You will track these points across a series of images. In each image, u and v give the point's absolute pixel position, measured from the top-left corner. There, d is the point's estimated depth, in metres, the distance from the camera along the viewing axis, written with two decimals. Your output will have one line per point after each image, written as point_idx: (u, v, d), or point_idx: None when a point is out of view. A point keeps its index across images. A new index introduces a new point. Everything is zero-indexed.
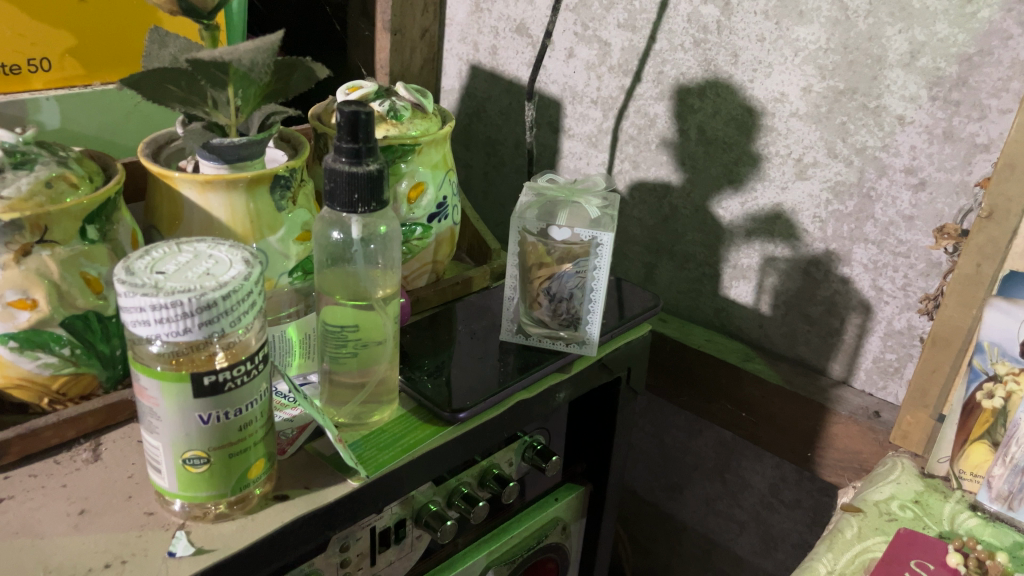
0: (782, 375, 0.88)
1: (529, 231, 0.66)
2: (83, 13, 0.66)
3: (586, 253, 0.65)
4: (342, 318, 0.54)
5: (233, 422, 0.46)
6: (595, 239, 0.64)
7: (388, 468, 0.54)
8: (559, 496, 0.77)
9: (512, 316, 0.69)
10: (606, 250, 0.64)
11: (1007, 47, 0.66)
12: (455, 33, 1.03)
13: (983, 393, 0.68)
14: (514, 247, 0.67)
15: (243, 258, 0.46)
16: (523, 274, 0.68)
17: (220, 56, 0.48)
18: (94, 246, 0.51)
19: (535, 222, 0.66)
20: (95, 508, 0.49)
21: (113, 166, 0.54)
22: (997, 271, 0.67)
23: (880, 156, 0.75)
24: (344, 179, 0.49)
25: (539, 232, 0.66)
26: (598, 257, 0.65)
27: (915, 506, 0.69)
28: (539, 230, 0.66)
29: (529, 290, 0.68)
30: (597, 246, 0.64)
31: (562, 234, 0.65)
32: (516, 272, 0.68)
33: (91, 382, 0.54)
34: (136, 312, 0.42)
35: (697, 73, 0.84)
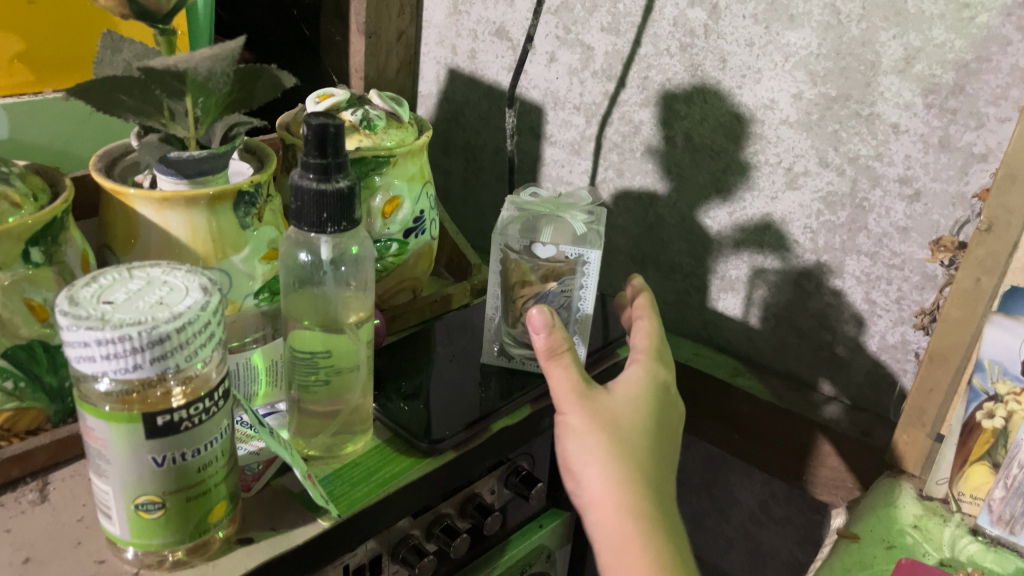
0: (772, 391, 0.85)
1: (511, 248, 0.63)
2: (33, 16, 0.62)
3: (572, 271, 0.62)
4: (311, 344, 0.51)
5: (191, 463, 0.42)
6: (581, 257, 0.61)
7: (362, 506, 0.50)
8: (544, 522, 0.73)
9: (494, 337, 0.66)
10: (594, 268, 0.61)
11: (1007, 54, 0.63)
12: (432, 35, 0.99)
13: (983, 412, 0.66)
14: (496, 264, 0.64)
15: (200, 285, 0.42)
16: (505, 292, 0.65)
17: (174, 65, 0.44)
18: (39, 270, 0.47)
19: (518, 239, 0.62)
20: (40, 555, 0.45)
21: (61, 182, 0.50)
22: (998, 286, 0.64)
23: (873, 165, 0.72)
24: (311, 197, 0.45)
25: (521, 249, 0.63)
26: (586, 276, 0.62)
27: (914, 531, 0.67)
28: (522, 247, 0.62)
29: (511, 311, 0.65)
30: (584, 264, 0.62)
31: (547, 252, 0.62)
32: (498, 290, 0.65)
33: (38, 417, 0.50)
34: (80, 347, 0.38)
35: (684, 78, 0.81)
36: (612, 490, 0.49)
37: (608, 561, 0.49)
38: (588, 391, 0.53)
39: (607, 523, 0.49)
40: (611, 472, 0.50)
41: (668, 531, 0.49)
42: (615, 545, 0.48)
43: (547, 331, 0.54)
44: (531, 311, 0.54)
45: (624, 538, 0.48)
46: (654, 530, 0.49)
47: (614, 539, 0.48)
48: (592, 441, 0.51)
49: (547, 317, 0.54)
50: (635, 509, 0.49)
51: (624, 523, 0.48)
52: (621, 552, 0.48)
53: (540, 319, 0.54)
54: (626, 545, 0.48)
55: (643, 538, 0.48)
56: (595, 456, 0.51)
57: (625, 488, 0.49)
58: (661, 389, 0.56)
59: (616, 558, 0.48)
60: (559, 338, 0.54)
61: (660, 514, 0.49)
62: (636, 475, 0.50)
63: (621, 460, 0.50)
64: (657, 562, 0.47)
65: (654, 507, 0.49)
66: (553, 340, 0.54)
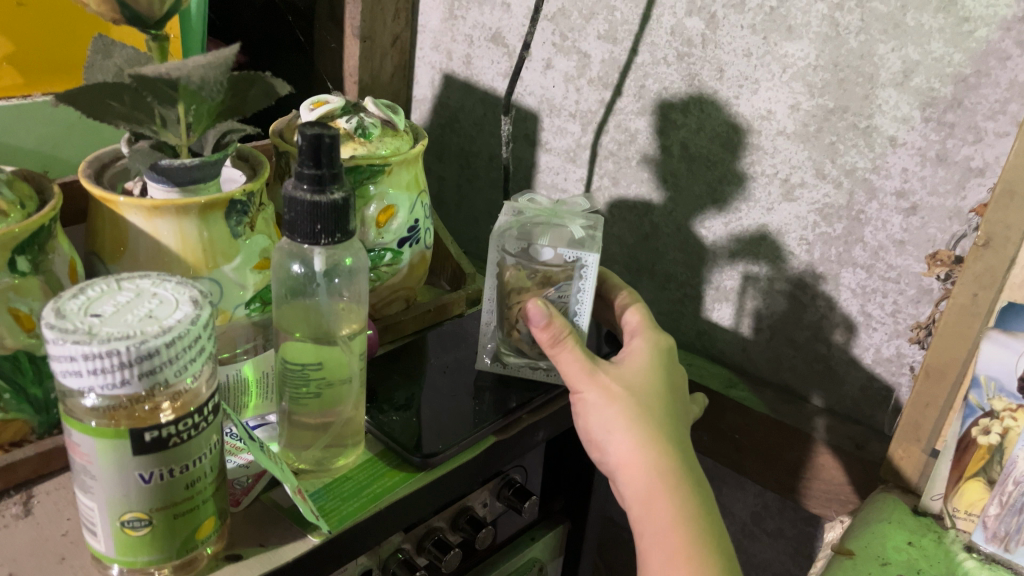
0: (767, 403, 0.85)
1: (509, 252, 0.62)
2: (22, 18, 0.61)
3: (569, 275, 0.61)
4: (302, 356, 0.50)
5: (179, 480, 0.42)
6: (579, 260, 0.61)
7: (353, 522, 0.50)
8: (536, 535, 0.73)
9: (489, 343, 0.66)
10: (591, 272, 0.60)
11: (1006, 68, 0.63)
12: (427, 40, 0.98)
13: (979, 429, 0.65)
14: (493, 268, 0.63)
15: (191, 297, 0.41)
16: (501, 297, 0.64)
17: (166, 73, 0.43)
18: (25, 280, 0.46)
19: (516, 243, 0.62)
20: (24, 571, 0.44)
21: (49, 189, 0.49)
22: (995, 301, 0.64)
23: (870, 178, 0.72)
24: (305, 209, 0.45)
25: (519, 253, 0.62)
26: (583, 283, 0.61)
27: (910, 547, 0.66)
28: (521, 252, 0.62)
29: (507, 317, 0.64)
30: (582, 268, 0.61)
31: (545, 254, 0.61)
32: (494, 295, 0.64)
33: (22, 428, 0.49)
34: (66, 362, 0.37)
35: (680, 88, 0.80)
36: (634, 454, 0.52)
37: (638, 518, 0.51)
38: (598, 366, 0.56)
39: (634, 484, 0.52)
40: (631, 435, 0.53)
41: (692, 479, 0.52)
42: (643, 503, 0.51)
43: (545, 322, 0.57)
44: (528, 304, 0.58)
45: (652, 494, 0.51)
46: (679, 480, 0.51)
47: (641, 497, 0.51)
48: (612, 410, 0.54)
49: (543, 307, 0.57)
50: (658, 465, 0.52)
51: (649, 479, 0.51)
52: (651, 507, 0.51)
53: (537, 311, 0.57)
54: (654, 500, 0.51)
55: (671, 488, 0.51)
56: (616, 422, 0.53)
57: (646, 449, 0.52)
58: (667, 353, 0.59)
59: (646, 511, 0.51)
60: (559, 326, 0.57)
61: (682, 464, 0.52)
62: (656, 434, 0.53)
63: (639, 424, 0.53)
64: (685, 509, 0.50)
65: (676, 460, 0.52)
66: (553, 329, 0.57)
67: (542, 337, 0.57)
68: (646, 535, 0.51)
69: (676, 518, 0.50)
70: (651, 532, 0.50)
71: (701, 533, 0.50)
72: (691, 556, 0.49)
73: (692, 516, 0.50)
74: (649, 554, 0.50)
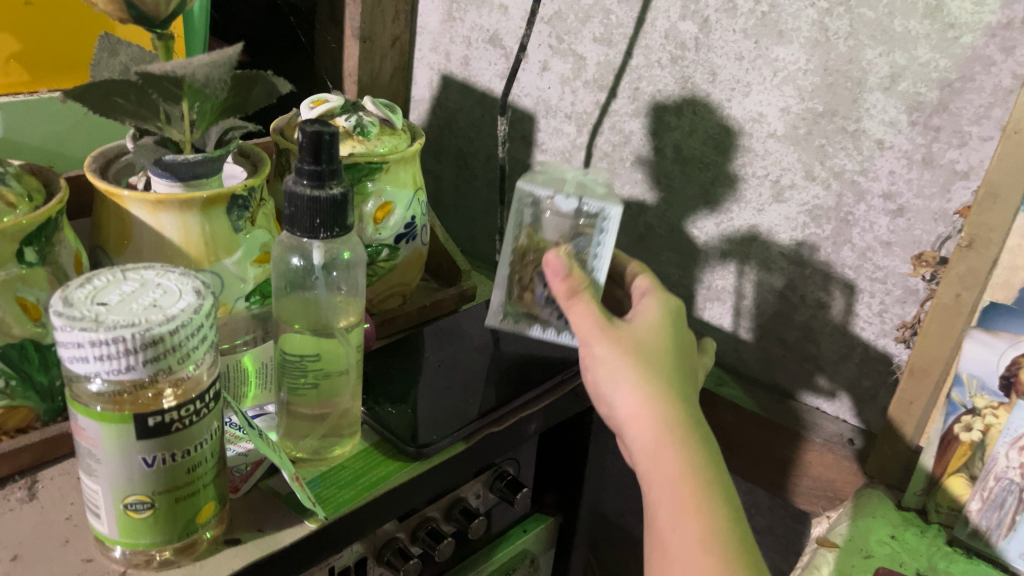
0: (757, 402, 0.86)
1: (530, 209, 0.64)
2: (30, 16, 0.62)
3: (591, 227, 0.62)
4: (301, 347, 0.51)
5: (181, 464, 0.43)
6: (602, 212, 0.62)
7: (348, 509, 0.51)
8: (528, 527, 0.74)
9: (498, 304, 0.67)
10: (612, 225, 0.62)
11: (990, 74, 0.64)
12: (426, 41, 1.00)
13: (961, 426, 0.67)
14: (516, 221, 0.64)
15: (194, 288, 0.43)
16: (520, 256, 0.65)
17: (172, 71, 0.45)
18: (32, 270, 0.47)
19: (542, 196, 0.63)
20: (29, 553, 0.45)
21: (56, 183, 0.50)
22: (978, 301, 0.65)
23: (859, 180, 0.73)
24: (305, 203, 0.46)
25: (544, 207, 0.63)
26: (603, 237, 0.62)
27: (893, 541, 0.68)
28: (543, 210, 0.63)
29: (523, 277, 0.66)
30: (603, 220, 0.62)
31: (569, 207, 0.63)
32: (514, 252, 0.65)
33: (27, 415, 0.51)
34: (74, 348, 0.38)
35: (674, 90, 0.82)
36: (640, 404, 0.50)
37: (645, 470, 0.49)
38: (610, 321, 0.55)
39: (641, 435, 0.50)
40: (639, 385, 0.51)
41: (701, 432, 0.50)
42: (650, 453, 0.49)
43: (565, 274, 0.57)
44: (548, 256, 0.59)
45: (659, 443, 0.49)
46: (688, 432, 0.49)
47: (649, 447, 0.49)
48: (622, 361, 0.52)
49: (564, 260, 0.58)
50: (666, 417, 0.50)
51: (657, 429, 0.49)
52: (658, 457, 0.48)
53: (559, 263, 0.58)
54: (662, 449, 0.48)
55: (680, 439, 0.49)
56: (624, 371, 0.52)
57: (654, 399, 0.50)
58: (679, 316, 0.59)
59: (653, 462, 0.48)
60: (577, 279, 0.57)
61: (691, 418, 0.50)
62: (665, 386, 0.51)
63: (648, 376, 0.51)
64: (694, 460, 0.48)
65: (685, 413, 0.50)
66: (572, 282, 0.57)
67: (560, 289, 0.57)
68: (653, 488, 0.48)
69: (683, 468, 0.47)
70: (658, 483, 0.48)
71: (710, 485, 0.47)
72: (697, 506, 0.46)
73: (701, 466, 0.48)
74: (656, 506, 0.47)
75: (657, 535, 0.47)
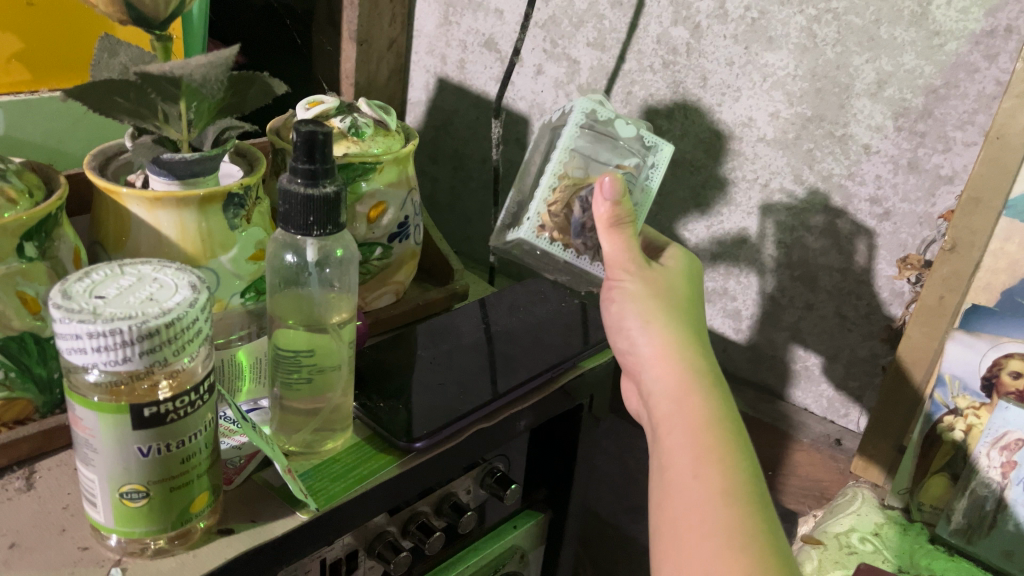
0: (745, 402, 0.87)
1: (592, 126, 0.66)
2: (31, 17, 0.63)
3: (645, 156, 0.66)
4: (295, 342, 0.53)
5: (175, 454, 0.44)
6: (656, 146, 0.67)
7: (339, 501, 0.52)
8: (517, 523, 0.75)
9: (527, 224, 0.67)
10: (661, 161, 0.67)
11: (974, 80, 0.65)
12: (422, 45, 1.01)
13: (944, 425, 0.68)
14: (572, 131, 0.65)
15: (189, 282, 0.44)
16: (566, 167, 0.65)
17: (170, 71, 0.46)
18: (32, 265, 0.48)
19: (605, 120, 0.66)
20: (27, 541, 0.47)
21: (56, 180, 0.52)
22: (960, 304, 0.66)
23: (846, 184, 0.75)
24: (299, 202, 0.47)
25: (603, 128, 0.66)
26: (652, 167, 0.67)
27: (875, 539, 0.69)
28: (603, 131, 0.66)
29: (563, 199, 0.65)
30: (655, 154, 0.67)
31: (624, 135, 0.66)
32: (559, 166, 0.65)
33: (26, 407, 0.52)
34: (73, 339, 0.39)
35: (666, 95, 0.83)
36: (669, 350, 0.53)
37: (667, 412, 0.51)
38: (645, 261, 0.58)
39: (667, 379, 0.52)
40: (667, 333, 0.54)
41: (723, 388, 0.52)
42: (675, 397, 0.51)
43: (613, 201, 0.58)
44: (604, 177, 0.58)
45: (685, 391, 0.51)
46: (711, 386, 0.51)
47: (674, 392, 0.51)
48: (652, 305, 0.55)
49: (618, 186, 0.57)
50: (691, 368, 0.52)
51: (684, 377, 0.51)
52: (682, 403, 0.50)
53: (612, 187, 0.57)
54: (686, 397, 0.50)
55: (703, 389, 0.51)
56: (652, 316, 0.55)
57: (681, 350, 0.53)
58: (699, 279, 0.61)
59: (678, 406, 0.50)
60: (624, 209, 0.58)
61: (715, 374, 0.52)
62: (689, 340, 0.53)
63: (676, 327, 0.54)
64: (715, 410, 0.50)
65: (708, 368, 0.52)
66: (617, 212, 0.58)
67: (603, 214, 0.58)
68: (673, 431, 0.50)
69: (706, 417, 0.49)
70: (680, 426, 0.49)
71: (729, 435, 0.48)
72: (718, 453, 0.47)
73: (722, 418, 0.49)
74: (674, 448, 0.49)
75: (673, 475, 0.48)
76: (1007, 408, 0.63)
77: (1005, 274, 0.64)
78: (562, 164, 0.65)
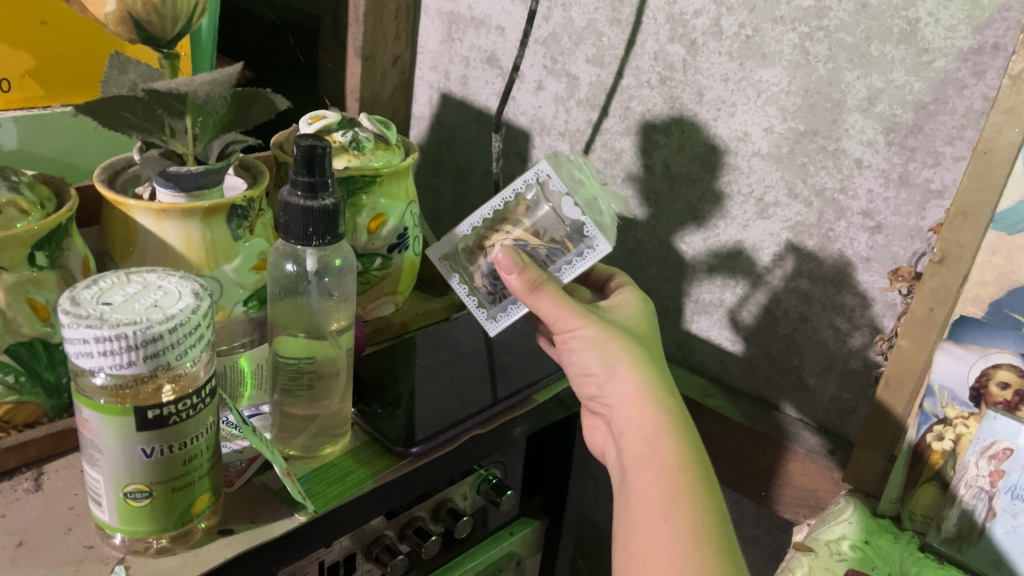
0: (741, 412, 0.88)
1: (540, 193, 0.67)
2: (44, 35, 0.66)
3: (579, 240, 0.64)
4: (294, 350, 0.55)
5: (177, 455, 0.46)
6: (591, 237, 0.63)
7: (336, 503, 0.54)
8: (514, 529, 0.77)
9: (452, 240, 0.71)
10: (593, 256, 0.63)
11: (962, 96, 0.66)
12: (426, 61, 1.03)
13: (933, 435, 0.69)
14: (523, 184, 0.67)
15: (192, 290, 0.46)
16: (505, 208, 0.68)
17: (176, 88, 0.49)
18: (43, 273, 0.51)
19: (555, 192, 0.65)
20: (33, 540, 0.48)
21: (66, 192, 0.54)
22: (949, 315, 0.67)
23: (838, 198, 0.75)
24: (298, 212, 0.49)
25: (551, 198, 0.66)
26: (580, 258, 0.64)
27: (866, 547, 0.69)
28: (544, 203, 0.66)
29: (489, 236, 0.69)
30: (586, 243, 0.63)
31: (569, 215, 0.65)
32: (499, 205, 0.68)
33: (36, 410, 0.54)
34: (80, 344, 0.41)
35: (663, 110, 0.84)
36: (640, 390, 0.56)
37: (638, 452, 0.54)
38: (584, 307, 0.60)
39: (640, 417, 0.55)
40: (636, 372, 0.57)
41: (689, 428, 0.55)
42: (647, 439, 0.54)
43: (519, 270, 0.60)
44: (498, 255, 0.61)
45: (656, 434, 0.54)
46: (680, 425, 0.55)
47: (644, 433, 0.55)
48: (613, 347, 0.58)
49: (514, 256, 0.60)
50: (661, 407, 0.55)
51: (655, 419, 0.55)
52: (654, 442, 0.54)
53: (510, 259, 0.60)
54: (658, 439, 0.54)
55: (673, 429, 0.54)
56: (618, 358, 0.58)
57: (651, 390, 0.56)
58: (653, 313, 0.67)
59: (649, 446, 0.54)
60: (532, 272, 0.60)
61: (682, 412, 0.56)
62: (655, 376, 0.57)
63: (643, 363, 0.57)
64: (684, 452, 0.53)
65: (676, 406, 0.56)
66: (527, 276, 0.60)
67: (517, 284, 0.60)
68: (644, 473, 0.53)
69: (677, 460, 0.52)
70: (652, 469, 0.53)
71: (697, 479, 0.52)
72: (688, 500, 0.50)
73: (691, 462, 0.53)
74: (645, 490, 0.52)
75: (644, 519, 0.51)
76: (995, 418, 0.64)
77: (993, 286, 0.64)
78: (504, 205, 0.68)
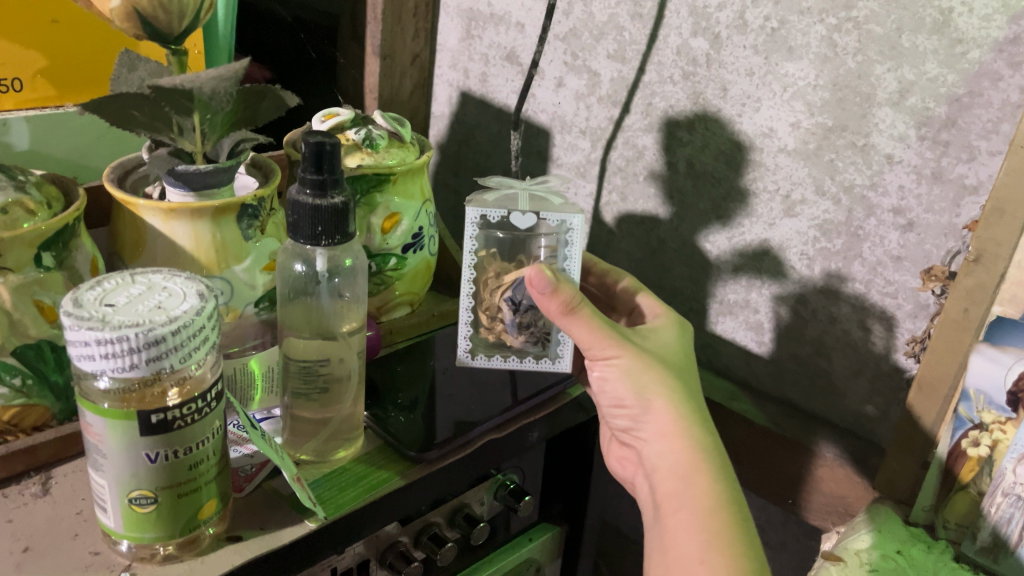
0: (769, 417, 0.85)
1: (501, 255, 0.64)
2: (55, 34, 0.65)
3: (556, 238, 0.62)
4: (307, 353, 0.54)
5: (183, 460, 0.45)
6: (564, 224, 0.61)
7: (348, 510, 0.52)
8: (532, 536, 0.75)
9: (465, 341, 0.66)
10: (576, 236, 0.61)
11: (998, 88, 0.63)
12: (445, 59, 1.02)
13: (969, 440, 0.66)
14: (472, 243, 0.63)
15: (197, 291, 0.45)
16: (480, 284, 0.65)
17: (182, 84, 0.48)
18: (50, 274, 0.50)
19: (501, 219, 0.62)
20: (39, 546, 0.47)
21: (74, 192, 0.53)
22: (985, 315, 0.63)
23: (868, 195, 0.72)
24: (308, 211, 0.48)
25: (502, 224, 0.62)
26: (569, 245, 0.62)
27: (899, 557, 0.66)
28: (512, 262, 0.64)
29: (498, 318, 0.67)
30: (567, 231, 0.62)
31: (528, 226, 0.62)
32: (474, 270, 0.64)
33: (44, 414, 0.53)
34: (82, 346, 0.40)
35: (686, 106, 0.82)
36: (678, 426, 0.55)
37: (673, 490, 0.54)
38: (614, 332, 0.58)
39: (679, 453, 0.55)
40: (673, 409, 0.56)
41: (724, 463, 0.55)
42: (683, 476, 0.54)
43: (553, 291, 0.57)
44: (531, 272, 0.57)
45: (692, 471, 0.54)
46: (717, 462, 0.54)
47: (681, 471, 0.54)
48: (649, 379, 0.57)
49: (550, 277, 0.57)
50: (698, 443, 0.55)
51: (692, 455, 0.54)
52: (690, 480, 0.54)
53: (543, 279, 0.57)
54: (693, 478, 0.54)
55: (709, 468, 0.54)
56: (652, 392, 0.57)
57: (690, 426, 0.55)
58: (689, 334, 0.66)
59: (684, 485, 0.54)
60: (567, 294, 0.57)
61: (720, 448, 0.55)
62: (692, 411, 0.56)
63: (680, 395, 0.57)
64: (719, 492, 0.53)
65: (713, 442, 0.55)
66: (562, 297, 0.57)
67: (550, 307, 0.57)
68: (678, 512, 0.53)
69: (714, 499, 0.52)
70: (687, 509, 0.52)
71: (733, 521, 0.51)
72: (726, 543, 0.50)
73: (726, 503, 0.52)
74: (679, 531, 0.52)
75: (679, 560, 0.51)
76: None
77: None
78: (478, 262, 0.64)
